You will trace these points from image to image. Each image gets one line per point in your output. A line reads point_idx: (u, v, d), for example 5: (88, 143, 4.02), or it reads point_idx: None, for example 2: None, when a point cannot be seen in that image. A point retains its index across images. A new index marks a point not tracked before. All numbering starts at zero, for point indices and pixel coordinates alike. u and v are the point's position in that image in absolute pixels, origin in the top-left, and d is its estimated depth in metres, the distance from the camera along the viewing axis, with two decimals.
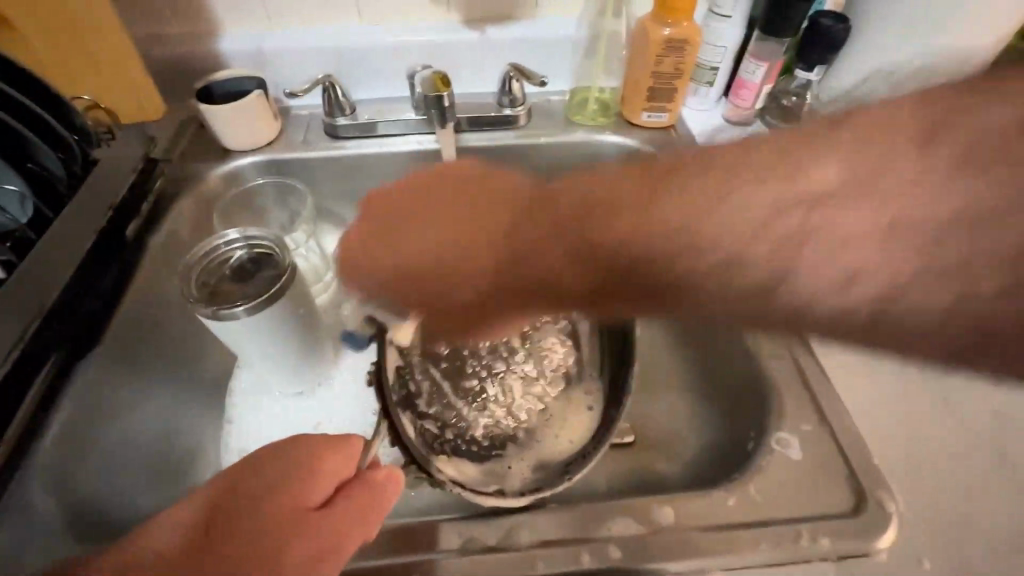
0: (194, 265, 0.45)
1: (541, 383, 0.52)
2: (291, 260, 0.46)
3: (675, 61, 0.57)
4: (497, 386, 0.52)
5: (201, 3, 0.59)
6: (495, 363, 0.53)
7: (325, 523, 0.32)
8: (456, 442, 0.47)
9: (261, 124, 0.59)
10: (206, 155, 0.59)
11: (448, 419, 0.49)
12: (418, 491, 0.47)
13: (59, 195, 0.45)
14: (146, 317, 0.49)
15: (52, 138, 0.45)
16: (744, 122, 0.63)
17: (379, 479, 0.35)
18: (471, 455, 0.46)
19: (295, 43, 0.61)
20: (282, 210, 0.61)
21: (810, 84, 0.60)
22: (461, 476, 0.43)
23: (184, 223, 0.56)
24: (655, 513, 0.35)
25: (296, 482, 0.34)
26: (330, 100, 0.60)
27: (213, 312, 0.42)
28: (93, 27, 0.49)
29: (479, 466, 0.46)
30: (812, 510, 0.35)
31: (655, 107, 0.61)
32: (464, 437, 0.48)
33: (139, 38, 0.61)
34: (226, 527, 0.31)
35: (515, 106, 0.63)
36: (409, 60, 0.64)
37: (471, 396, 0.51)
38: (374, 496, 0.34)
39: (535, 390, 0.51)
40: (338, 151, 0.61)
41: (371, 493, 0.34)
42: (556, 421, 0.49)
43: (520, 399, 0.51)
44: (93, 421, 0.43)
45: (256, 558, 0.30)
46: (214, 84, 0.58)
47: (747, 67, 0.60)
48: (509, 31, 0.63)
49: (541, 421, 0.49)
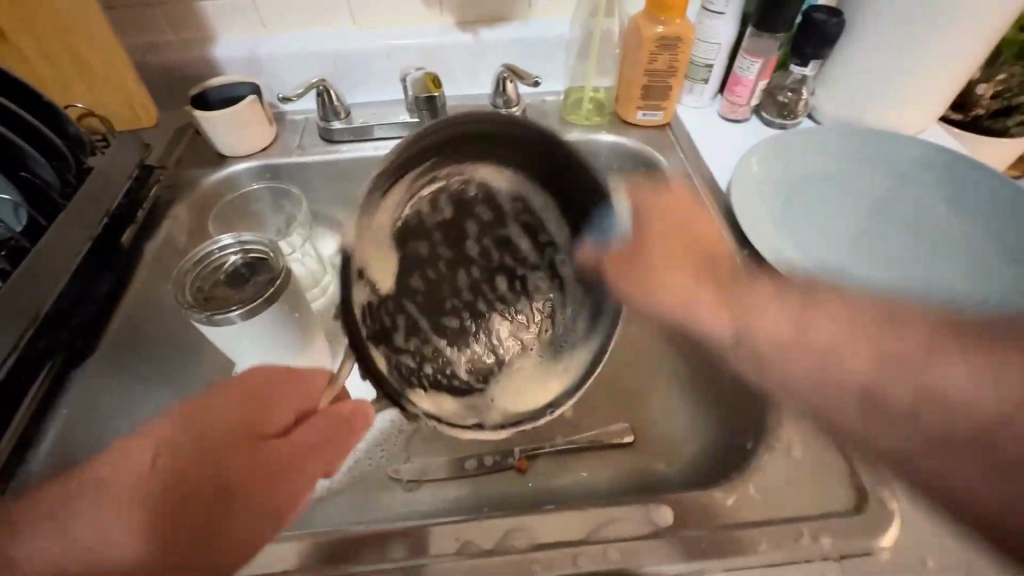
0: (188, 271, 0.45)
1: (530, 326, 0.46)
2: (285, 263, 0.46)
3: (669, 59, 0.57)
4: (482, 324, 0.45)
5: (195, 10, 0.60)
6: (480, 302, 0.45)
7: (291, 448, 0.38)
8: (435, 377, 0.42)
9: (257, 129, 0.59)
10: (202, 162, 0.59)
11: (427, 353, 0.42)
12: (417, 496, 0.47)
13: (54, 204, 0.45)
14: (142, 324, 0.49)
15: (45, 146, 0.44)
16: (740, 120, 0.63)
17: (346, 413, 0.40)
18: (450, 390, 0.43)
19: (289, 49, 0.61)
20: (277, 216, 0.61)
21: (805, 80, 0.60)
22: (438, 411, 0.41)
23: (180, 229, 0.56)
24: (653, 514, 0.35)
25: (261, 423, 0.40)
26: (325, 105, 0.60)
27: (207, 317, 0.42)
28: (86, 36, 0.50)
29: (457, 400, 0.43)
30: (812, 509, 0.34)
31: (650, 105, 0.61)
32: (445, 373, 0.43)
33: (134, 46, 0.61)
34: (217, 452, 0.38)
35: (510, 107, 0.63)
36: (403, 63, 0.64)
37: (452, 334, 0.44)
38: (340, 427, 0.39)
39: (524, 333, 0.46)
40: (333, 155, 0.61)
41: (337, 424, 0.39)
42: (540, 367, 0.45)
43: (507, 338, 0.45)
44: (88, 428, 0.43)
45: (236, 474, 0.37)
46: (209, 91, 0.58)
47: (741, 64, 0.59)
48: (503, 32, 0.63)
49: (522, 357, 0.45)
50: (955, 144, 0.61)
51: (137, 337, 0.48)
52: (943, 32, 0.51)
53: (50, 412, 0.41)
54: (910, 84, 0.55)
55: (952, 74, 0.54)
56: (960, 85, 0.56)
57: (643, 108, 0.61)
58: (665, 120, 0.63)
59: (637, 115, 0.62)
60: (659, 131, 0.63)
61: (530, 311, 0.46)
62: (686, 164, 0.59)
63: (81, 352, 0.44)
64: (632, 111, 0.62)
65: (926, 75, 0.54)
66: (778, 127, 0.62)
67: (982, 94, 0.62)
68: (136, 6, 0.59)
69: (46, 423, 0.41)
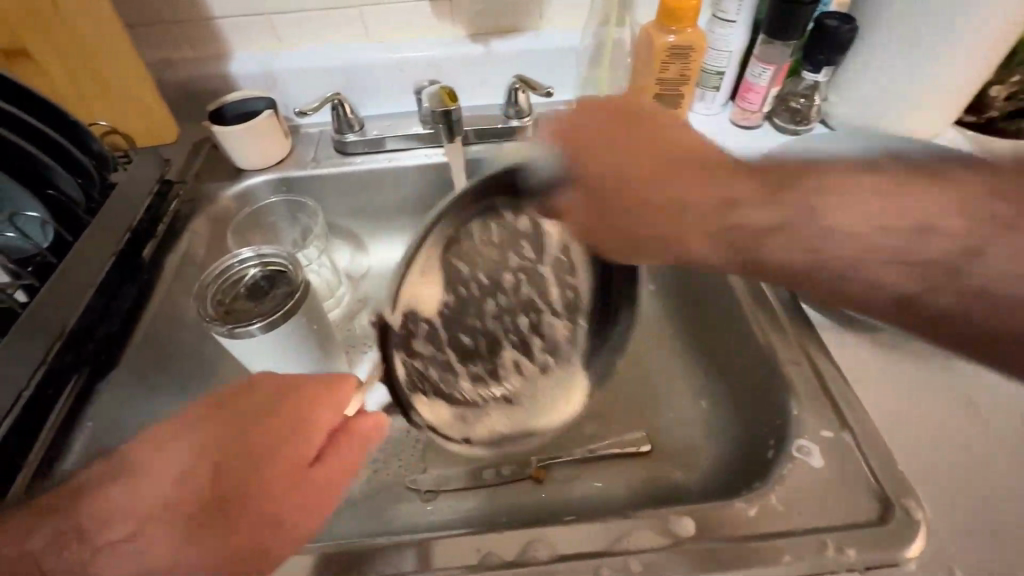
0: (208, 284, 0.46)
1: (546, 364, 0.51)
2: (304, 275, 0.47)
3: (680, 68, 0.57)
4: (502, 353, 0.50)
5: (212, 28, 0.61)
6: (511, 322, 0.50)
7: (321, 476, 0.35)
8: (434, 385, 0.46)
9: (273, 144, 0.60)
10: (220, 175, 0.60)
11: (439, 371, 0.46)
12: (435, 506, 0.47)
13: (79, 219, 0.45)
14: (163, 336, 0.50)
15: (70, 164, 0.46)
16: (752, 126, 0.63)
17: (372, 430, 0.38)
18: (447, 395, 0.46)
19: (304, 63, 0.62)
20: (293, 228, 0.62)
21: (817, 86, 0.60)
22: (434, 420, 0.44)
23: (199, 242, 0.56)
24: (675, 524, 0.35)
25: (291, 425, 0.36)
26: (340, 117, 0.61)
27: (229, 330, 0.43)
28: (109, 56, 0.51)
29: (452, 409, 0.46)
30: (837, 519, 0.34)
31: (661, 113, 0.61)
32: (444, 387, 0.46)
33: (153, 63, 0.62)
34: (238, 476, 0.34)
35: (522, 117, 0.63)
36: (416, 75, 0.65)
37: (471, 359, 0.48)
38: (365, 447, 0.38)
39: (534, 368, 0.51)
40: (347, 167, 0.62)
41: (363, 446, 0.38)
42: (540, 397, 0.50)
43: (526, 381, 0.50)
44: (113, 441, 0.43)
45: (263, 506, 0.33)
46: (226, 106, 0.59)
47: (753, 71, 0.59)
48: (514, 44, 0.64)
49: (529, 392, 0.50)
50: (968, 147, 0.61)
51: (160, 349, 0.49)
52: (953, 44, 0.51)
53: (76, 425, 0.42)
54: (923, 88, 0.55)
55: (963, 82, 0.55)
56: (973, 89, 0.56)
57: None
58: None
59: None
60: None
61: (553, 284, 0.50)
62: None
63: (105, 364, 0.45)
64: None
65: (939, 79, 0.54)
66: (791, 133, 0.62)
67: (995, 96, 0.62)
68: (155, 24, 0.60)
69: (72, 435, 0.41)
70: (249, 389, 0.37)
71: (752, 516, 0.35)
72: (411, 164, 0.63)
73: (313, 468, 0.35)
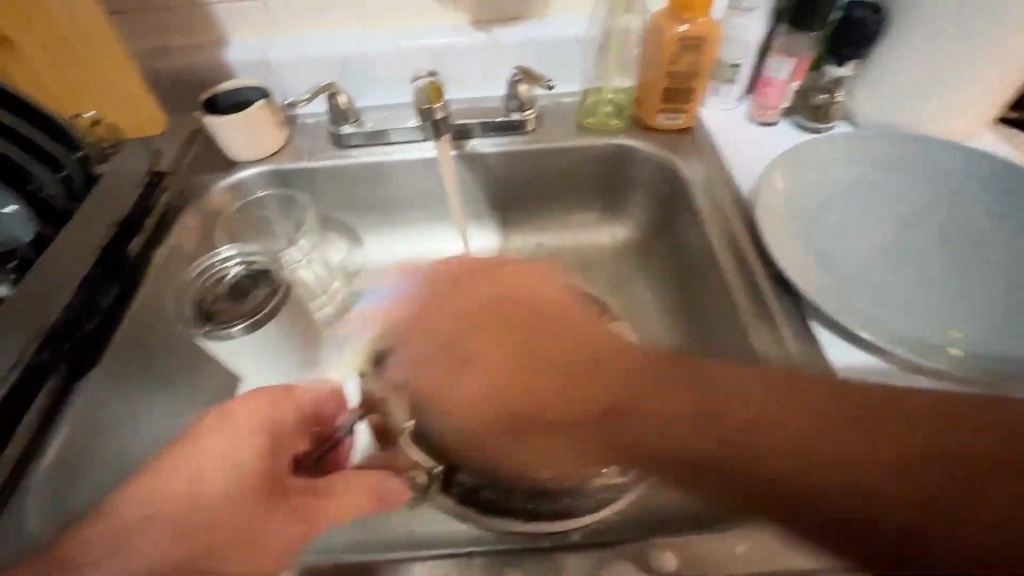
0: (189, 284, 0.45)
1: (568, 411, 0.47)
2: (286, 276, 0.46)
3: (691, 60, 0.53)
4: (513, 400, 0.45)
5: (205, 13, 0.59)
6: None
7: (237, 536, 0.33)
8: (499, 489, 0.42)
9: (266, 135, 0.58)
10: (213, 167, 0.59)
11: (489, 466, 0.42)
12: (431, 516, 0.45)
13: (61, 215, 0.46)
14: (152, 333, 0.49)
15: (50, 159, 0.45)
16: (769, 123, 0.59)
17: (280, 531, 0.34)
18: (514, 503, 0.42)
19: (299, 52, 0.60)
20: (287, 222, 0.60)
21: (843, 80, 0.55)
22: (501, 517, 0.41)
23: (190, 236, 0.55)
24: (657, 559, 0.33)
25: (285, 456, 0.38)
26: (335, 109, 0.59)
27: (206, 332, 0.42)
28: (93, 49, 0.50)
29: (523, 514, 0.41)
30: (832, 558, 0.32)
31: (671, 109, 0.58)
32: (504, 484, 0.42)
33: (148, 50, 0.61)
34: (201, 533, 0.33)
35: (523, 111, 0.60)
36: (415, 65, 0.62)
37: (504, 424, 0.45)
38: (265, 530, 0.34)
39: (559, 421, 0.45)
40: (343, 160, 0.60)
41: (264, 530, 0.34)
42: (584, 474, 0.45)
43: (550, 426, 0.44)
44: (97, 438, 0.43)
45: (218, 543, 0.33)
46: (219, 96, 0.57)
47: (771, 63, 0.55)
48: (518, 33, 0.60)
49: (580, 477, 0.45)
50: (1009, 150, 0.56)
51: (147, 342, 0.48)
52: (988, 43, 0.47)
53: (54, 424, 0.41)
54: (964, 76, 0.50)
55: (1002, 83, 0.50)
56: (1017, 84, 0.51)
57: (664, 111, 0.58)
58: (688, 124, 0.59)
59: (658, 120, 0.59)
60: (680, 136, 0.59)
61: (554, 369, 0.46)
62: (708, 172, 0.56)
63: (88, 358, 0.45)
64: (653, 115, 0.59)
65: (980, 69, 0.49)
66: (811, 131, 0.58)
67: None
68: (148, 9, 0.58)
69: (49, 432, 0.41)
70: (236, 408, 0.38)
71: (741, 552, 0.33)
72: (409, 159, 0.61)
73: (252, 537, 0.34)
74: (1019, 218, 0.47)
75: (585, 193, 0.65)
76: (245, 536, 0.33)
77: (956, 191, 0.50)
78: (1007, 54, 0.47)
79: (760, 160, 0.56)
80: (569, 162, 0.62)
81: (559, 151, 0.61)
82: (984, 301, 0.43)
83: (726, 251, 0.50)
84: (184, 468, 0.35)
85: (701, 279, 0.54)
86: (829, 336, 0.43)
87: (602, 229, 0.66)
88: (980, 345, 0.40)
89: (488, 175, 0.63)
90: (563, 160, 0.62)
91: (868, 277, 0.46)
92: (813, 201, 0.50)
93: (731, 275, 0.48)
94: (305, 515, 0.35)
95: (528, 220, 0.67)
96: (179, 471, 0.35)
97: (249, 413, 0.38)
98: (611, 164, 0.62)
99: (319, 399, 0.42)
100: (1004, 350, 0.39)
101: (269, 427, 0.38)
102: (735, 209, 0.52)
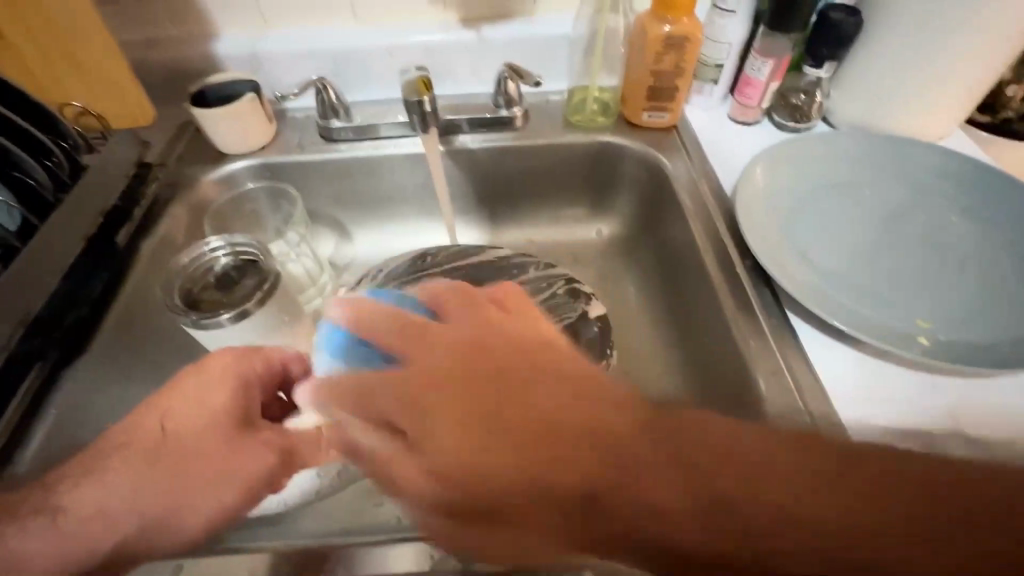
0: (177, 273, 0.45)
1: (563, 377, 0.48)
2: (275, 266, 0.46)
3: (675, 59, 0.55)
4: None
5: (194, 5, 0.59)
6: None
7: (202, 482, 0.34)
8: None
9: (255, 128, 0.58)
10: (202, 159, 0.59)
11: None
12: None
13: (47, 204, 0.45)
14: (140, 323, 0.49)
15: (38, 148, 0.45)
16: (750, 122, 0.61)
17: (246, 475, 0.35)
18: None
19: (289, 46, 0.61)
20: (276, 215, 0.61)
21: (820, 82, 0.58)
22: None
23: (178, 227, 0.55)
24: None
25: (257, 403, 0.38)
26: (324, 103, 0.60)
27: (194, 320, 0.42)
28: (81, 38, 0.50)
29: None
30: None
31: (656, 107, 0.59)
32: None
33: (136, 42, 0.61)
34: (170, 478, 0.34)
35: (511, 107, 0.61)
36: (405, 61, 0.63)
37: None
38: (233, 475, 0.35)
39: None
40: (332, 153, 0.61)
41: (232, 475, 0.35)
42: None
43: None
44: (84, 427, 0.43)
45: (183, 489, 0.34)
46: (207, 88, 0.58)
47: (752, 64, 0.57)
48: (506, 31, 0.61)
49: None
50: (978, 150, 0.58)
51: (134, 333, 0.48)
52: (957, 46, 0.49)
53: (39, 414, 0.41)
54: (934, 79, 0.52)
55: (970, 85, 0.52)
56: (985, 87, 0.53)
57: (649, 109, 0.59)
58: (672, 122, 0.61)
59: (643, 117, 0.60)
60: (664, 133, 0.61)
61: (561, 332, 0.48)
62: (691, 169, 0.57)
63: (74, 349, 0.45)
64: (638, 113, 0.60)
65: (950, 72, 0.51)
66: (791, 131, 0.60)
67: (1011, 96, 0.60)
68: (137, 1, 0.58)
69: (34, 422, 0.41)
70: (212, 359, 0.37)
71: None
72: (397, 153, 0.61)
73: (217, 484, 0.35)
74: (985, 215, 0.49)
75: (572, 189, 0.66)
76: (220, 472, 0.35)
77: (928, 190, 0.52)
78: (975, 57, 0.49)
79: (742, 157, 0.58)
80: (556, 158, 0.63)
81: (546, 147, 0.62)
82: (952, 293, 0.45)
83: (707, 244, 0.51)
84: (158, 415, 0.35)
85: (683, 273, 0.55)
86: (805, 327, 0.44)
87: (587, 225, 0.67)
88: (946, 335, 0.42)
89: (475, 171, 0.63)
90: (550, 156, 0.63)
91: (842, 271, 0.47)
92: (793, 197, 0.52)
93: (713, 268, 0.49)
94: (279, 456, 0.37)
95: (515, 216, 0.68)
96: (153, 417, 0.35)
97: (220, 364, 0.37)
98: (597, 160, 0.63)
99: (292, 357, 0.40)
100: (969, 339, 0.41)
101: (241, 378, 0.38)
102: (717, 204, 0.53)
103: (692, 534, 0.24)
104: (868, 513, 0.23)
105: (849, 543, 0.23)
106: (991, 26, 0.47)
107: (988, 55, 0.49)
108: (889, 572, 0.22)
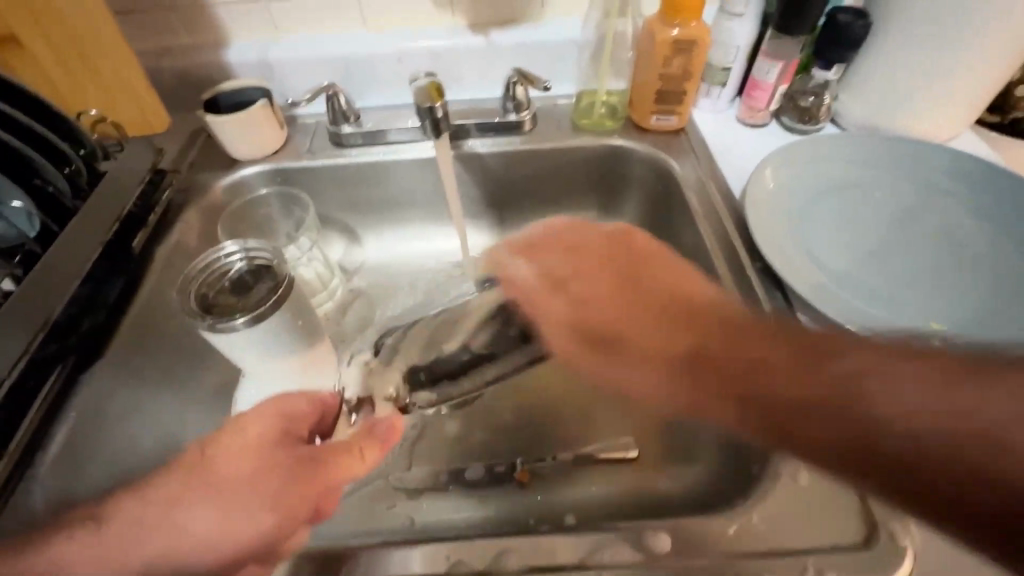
0: (193, 277, 0.46)
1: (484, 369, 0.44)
2: (289, 270, 0.47)
3: (683, 63, 0.55)
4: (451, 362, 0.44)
5: (208, 14, 0.60)
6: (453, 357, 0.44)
7: (237, 523, 0.34)
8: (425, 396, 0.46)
9: (267, 134, 0.59)
10: (215, 165, 0.60)
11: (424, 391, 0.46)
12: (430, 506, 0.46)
13: (66, 210, 0.46)
14: (156, 328, 0.50)
15: (57, 155, 0.46)
16: (758, 124, 0.61)
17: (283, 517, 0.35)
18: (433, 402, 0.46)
19: (300, 52, 0.61)
20: (287, 220, 0.62)
21: (828, 84, 0.58)
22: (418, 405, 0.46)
23: (193, 233, 0.56)
24: (652, 540, 0.34)
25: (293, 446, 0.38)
26: (335, 108, 0.60)
27: (210, 324, 0.42)
28: (97, 48, 0.50)
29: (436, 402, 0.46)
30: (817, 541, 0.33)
31: (664, 110, 0.59)
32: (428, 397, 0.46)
33: (150, 51, 0.62)
34: (201, 522, 0.33)
35: (520, 111, 0.62)
36: (415, 67, 0.63)
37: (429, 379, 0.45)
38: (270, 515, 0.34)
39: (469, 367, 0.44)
40: (343, 159, 0.61)
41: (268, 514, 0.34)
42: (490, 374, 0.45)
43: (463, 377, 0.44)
44: (102, 430, 0.44)
45: (215, 532, 0.33)
46: (220, 95, 0.58)
47: (760, 67, 0.57)
48: (514, 36, 0.62)
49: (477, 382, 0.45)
50: (988, 151, 0.58)
51: (151, 337, 0.49)
52: (967, 48, 0.49)
53: (59, 418, 0.42)
54: (943, 80, 0.52)
55: (979, 87, 0.52)
56: (995, 87, 0.53)
57: (657, 112, 0.60)
58: (681, 125, 0.61)
59: (652, 120, 0.61)
60: (672, 137, 0.61)
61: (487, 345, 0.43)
62: (700, 172, 0.57)
63: (92, 354, 0.45)
64: (646, 116, 0.60)
65: (960, 72, 0.51)
66: (799, 133, 0.60)
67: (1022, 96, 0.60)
68: (151, 11, 0.59)
69: (55, 425, 0.41)
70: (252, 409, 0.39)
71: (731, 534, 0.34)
72: (408, 158, 0.62)
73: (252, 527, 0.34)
74: (997, 216, 0.49)
75: (580, 193, 0.66)
76: (252, 512, 0.34)
77: (939, 191, 0.52)
78: (984, 59, 0.49)
79: (750, 160, 0.58)
80: (565, 162, 0.63)
81: (554, 151, 0.62)
82: (964, 294, 0.44)
83: (717, 247, 0.51)
84: (192, 461, 0.36)
85: (693, 277, 0.55)
86: (817, 329, 0.44)
87: None
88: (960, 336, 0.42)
89: (484, 175, 0.64)
90: (559, 160, 0.63)
91: (853, 271, 0.47)
92: (802, 198, 0.52)
93: (722, 270, 0.49)
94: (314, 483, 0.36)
95: (525, 219, 0.68)
96: (188, 465, 0.35)
97: (258, 413, 0.38)
98: (605, 164, 0.63)
99: (328, 404, 0.43)
100: (983, 340, 0.41)
101: (279, 423, 0.39)
102: (727, 207, 0.54)
103: (804, 435, 0.28)
104: (958, 419, 0.25)
105: (916, 459, 0.25)
106: (1000, 27, 0.47)
107: (998, 56, 0.49)
108: (984, 476, 0.24)
